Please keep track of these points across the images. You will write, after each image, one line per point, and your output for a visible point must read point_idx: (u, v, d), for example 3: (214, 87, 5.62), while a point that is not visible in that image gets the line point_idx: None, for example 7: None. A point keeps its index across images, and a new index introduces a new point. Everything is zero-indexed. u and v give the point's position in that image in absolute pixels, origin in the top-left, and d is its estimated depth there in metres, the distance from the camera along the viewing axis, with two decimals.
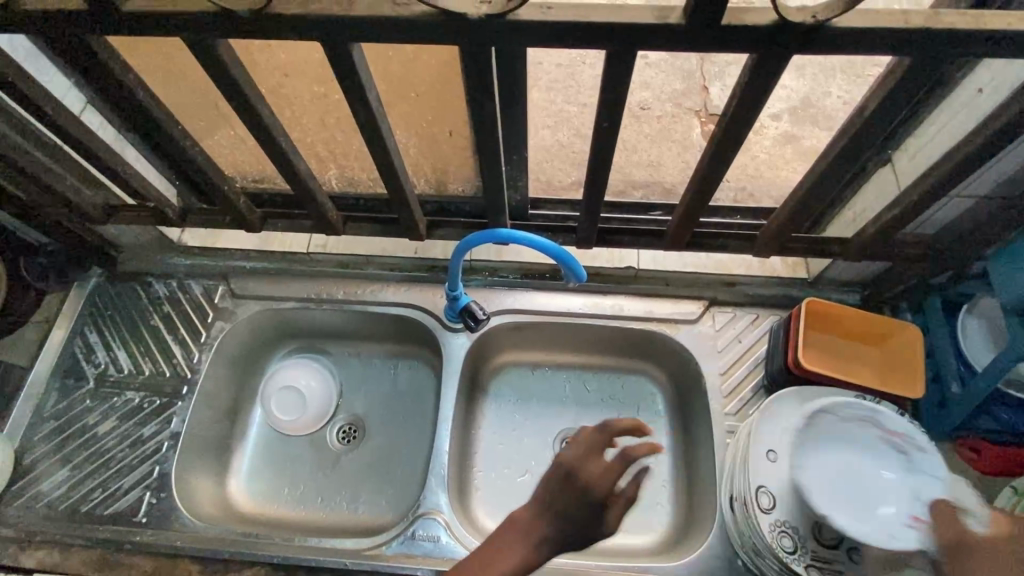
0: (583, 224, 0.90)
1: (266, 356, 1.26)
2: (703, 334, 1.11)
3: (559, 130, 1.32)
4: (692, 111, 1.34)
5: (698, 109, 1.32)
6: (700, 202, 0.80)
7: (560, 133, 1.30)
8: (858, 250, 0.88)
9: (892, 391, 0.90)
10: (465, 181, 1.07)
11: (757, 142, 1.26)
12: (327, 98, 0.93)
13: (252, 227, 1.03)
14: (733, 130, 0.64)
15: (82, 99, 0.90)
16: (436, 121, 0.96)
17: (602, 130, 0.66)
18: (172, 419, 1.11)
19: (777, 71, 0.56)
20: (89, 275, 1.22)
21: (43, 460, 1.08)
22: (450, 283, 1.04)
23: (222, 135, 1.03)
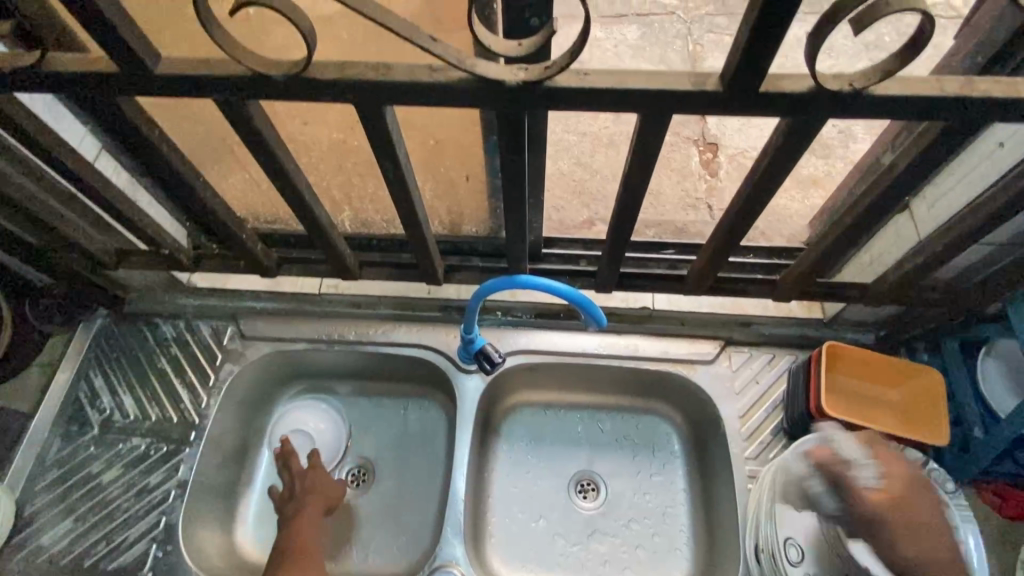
0: (605, 268, 0.92)
1: (273, 397, 1.23)
2: (720, 374, 1.11)
3: (559, 157, 1.28)
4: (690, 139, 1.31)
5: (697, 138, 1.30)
6: (725, 252, 0.80)
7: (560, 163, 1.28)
8: (878, 294, 0.88)
9: (915, 437, 0.90)
10: (480, 223, 1.07)
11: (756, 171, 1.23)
12: (346, 144, 0.96)
13: (268, 271, 1.02)
14: (762, 186, 0.64)
15: (97, 144, 0.88)
16: (455, 166, 0.99)
17: (631, 184, 0.67)
18: (178, 467, 1.08)
19: (809, 134, 0.56)
20: (95, 316, 1.19)
21: (44, 511, 1.05)
22: (466, 326, 1.04)
23: (235, 178, 1.03)
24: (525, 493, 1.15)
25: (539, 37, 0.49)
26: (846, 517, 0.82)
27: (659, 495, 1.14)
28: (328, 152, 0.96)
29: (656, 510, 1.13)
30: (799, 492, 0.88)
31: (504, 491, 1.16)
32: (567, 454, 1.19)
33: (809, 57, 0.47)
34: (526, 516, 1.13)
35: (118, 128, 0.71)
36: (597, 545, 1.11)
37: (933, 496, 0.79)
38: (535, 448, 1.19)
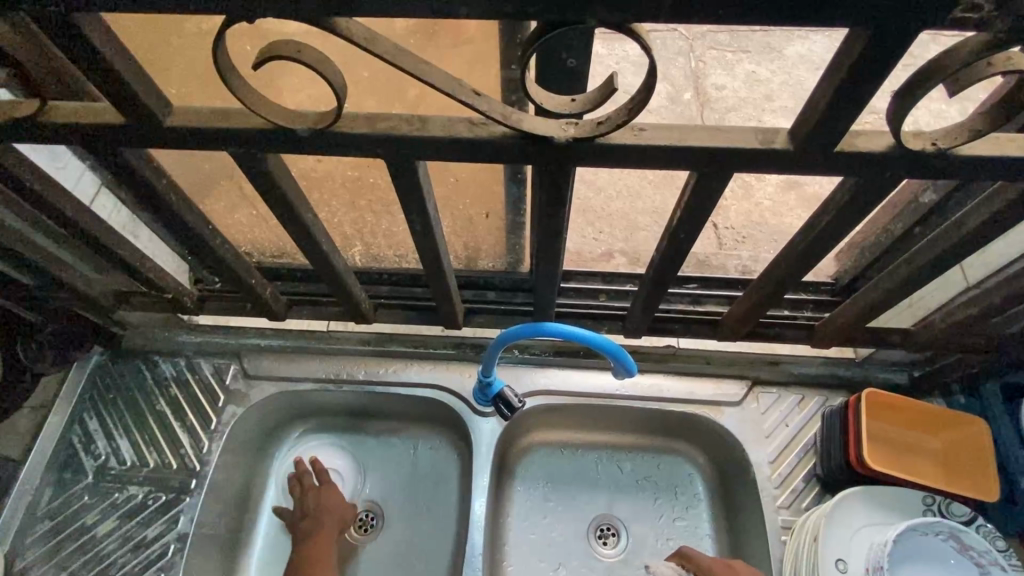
0: (636, 314, 0.88)
1: (277, 438, 1.17)
2: (749, 417, 1.06)
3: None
4: None
5: None
6: (768, 301, 0.76)
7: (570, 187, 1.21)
8: (921, 341, 0.84)
9: (960, 490, 0.85)
10: (498, 257, 1.02)
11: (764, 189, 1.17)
12: (361, 181, 0.95)
13: (278, 315, 0.97)
14: (817, 241, 0.60)
15: (96, 182, 0.83)
16: (474, 205, 0.95)
17: (676, 238, 0.63)
18: (178, 518, 1.02)
19: (879, 191, 0.52)
20: (91, 354, 1.14)
21: (35, 567, 0.99)
22: (484, 368, 0.98)
23: (242, 215, 0.99)
24: (543, 540, 1.10)
25: (593, 91, 0.45)
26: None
27: (684, 542, 1.09)
28: (340, 189, 0.95)
29: None
30: (842, 551, 0.83)
31: (520, 538, 1.10)
32: (585, 496, 1.13)
33: (893, 118, 0.43)
34: (545, 565, 1.07)
35: (122, 174, 0.66)
36: None
37: (936, 542, 0.77)
38: (552, 492, 1.14)
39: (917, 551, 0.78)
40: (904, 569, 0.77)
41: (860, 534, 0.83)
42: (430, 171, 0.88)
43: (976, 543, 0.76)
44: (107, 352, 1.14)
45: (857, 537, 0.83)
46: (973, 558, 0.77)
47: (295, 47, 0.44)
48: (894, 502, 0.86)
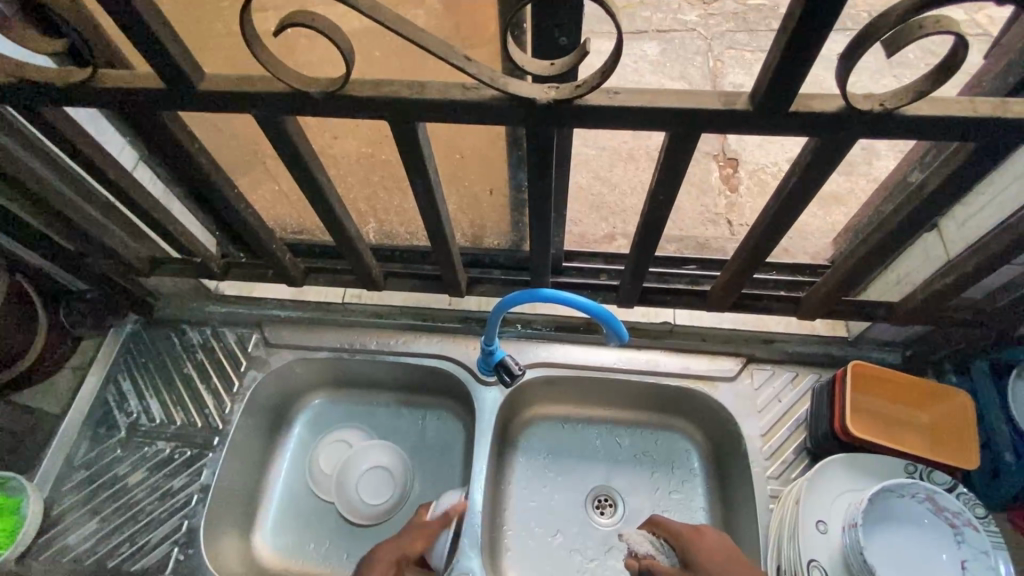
0: (626, 285, 0.94)
1: (295, 405, 1.25)
2: (741, 392, 1.09)
3: (579, 171, 1.29)
4: (709, 155, 1.30)
5: (715, 153, 1.29)
6: (749, 268, 0.80)
7: (580, 176, 1.27)
8: (906, 314, 0.87)
9: (944, 460, 0.88)
10: (502, 235, 1.07)
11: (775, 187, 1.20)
12: (373, 158, 0.98)
13: (295, 282, 1.03)
14: (789, 204, 0.65)
15: (135, 156, 0.92)
16: (478, 181, 1.00)
17: (657, 202, 0.68)
18: (202, 471, 1.10)
19: (839, 152, 0.57)
20: (126, 321, 1.23)
21: (71, 512, 1.07)
22: (486, 337, 1.04)
23: (265, 190, 1.07)
24: (542, 507, 1.15)
25: (570, 56, 0.51)
26: (872, 537, 0.80)
27: (678, 513, 1.12)
28: (355, 167, 0.99)
29: None
30: (823, 513, 0.86)
31: (520, 505, 1.15)
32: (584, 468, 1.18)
33: (840, 79, 0.48)
34: (543, 531, 1.12)
35: (159, 140, 0.74)
36: (615, 562, 1.10)
37: (896, 507, 0.81)
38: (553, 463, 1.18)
39: (892, 511, 0.81)
40: (878, 527, 0.81)
41: (841, 497, 0.87)
42: (430, 135, 0.91)
43: (948, 502, 0.79)
44: (140, 320, 1.23)
45: (839, 500, 0.87)
46: (947, 520, 0.79)
47: (312, 16, 0.50)
48: (877, 469, 0.89)
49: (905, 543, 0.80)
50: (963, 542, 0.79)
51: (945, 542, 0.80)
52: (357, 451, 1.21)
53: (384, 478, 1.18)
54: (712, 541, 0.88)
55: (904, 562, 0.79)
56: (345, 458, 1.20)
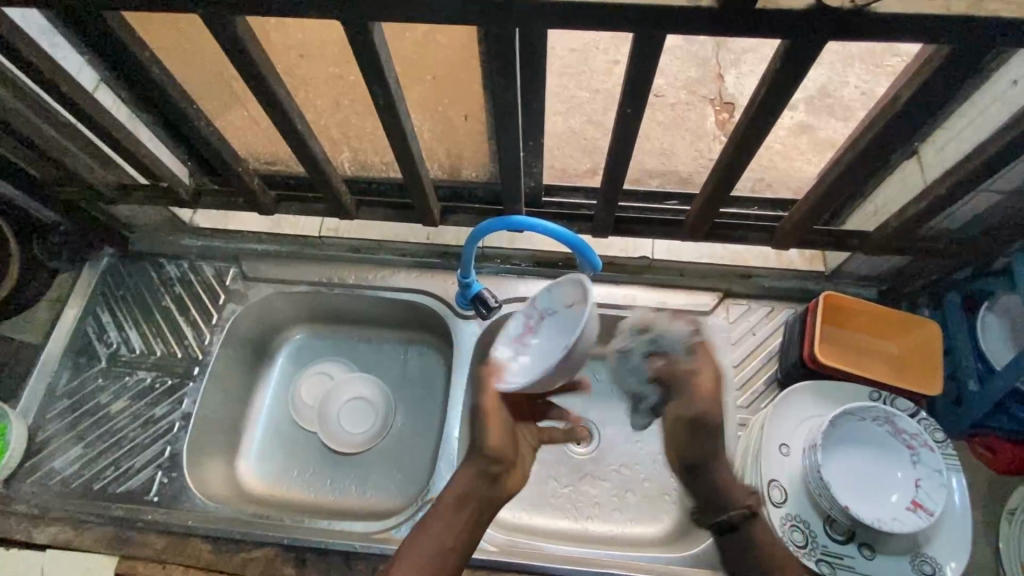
0: (600, 212, 0.94)
1: (276, 340, 1.25)
2: (718, 326, 1.10)
3: (571, 116, 1.21)
4: (706, 99, 1.24)
5: (712, 98, 1.23)
6: (722, 189, 0.80)
7: (574, 120, 1.19)
8: (880, 243, 0.88)
9: (906, 386, 0.90)
10: (480, 167, 1.06)
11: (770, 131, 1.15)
12: (343, 79, 0.92)
13: (265, 210, 1.06)
14: (759, 118, 0.66)
15: (95, 77, 0.87)
16: (453, 105, 0.95)
17: (625, 115, 0.70)
18: (183, 400, 1.11)
19: (806, 58, 0.57)
20: (102, 256, 1.22)
21: (55, 438, 1.09)
22: (462, 270, 1.04)
23: (235, 115, 0.99)
24: None
25: None
26: (828, 456, 0.82)
27: (652, 444, 1.13)
28: (323, 87, 0.93)
29: (648, 456, 1.14)
30: (786, 436, 0.88)
31: None
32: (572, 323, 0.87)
33: None
34: None
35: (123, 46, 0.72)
36: (588, 488, 1.12)
37: (857, 429, 0.84)
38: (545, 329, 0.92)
39: (851, 433, 0.84)
40: (837, 447, 0.83)
41: (805, 423, 0.88)
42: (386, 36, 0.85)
43: (904, 422, 0.81)
44: (116, 254, 1.22)
45: (803, 425, 0.88)
46: (904, 441, 0.82)
47: None
48: (844, 396, 0.90)
49: (860, 462, 0.83)
50: (918, 462, 0.81)
51: (900, 462, 0.82)
52: (338, 384, 1.23)
53: (365, 410, 1.20)
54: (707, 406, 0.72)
55: (859, 480, 0.82)
56: (326, 390, 1.22)
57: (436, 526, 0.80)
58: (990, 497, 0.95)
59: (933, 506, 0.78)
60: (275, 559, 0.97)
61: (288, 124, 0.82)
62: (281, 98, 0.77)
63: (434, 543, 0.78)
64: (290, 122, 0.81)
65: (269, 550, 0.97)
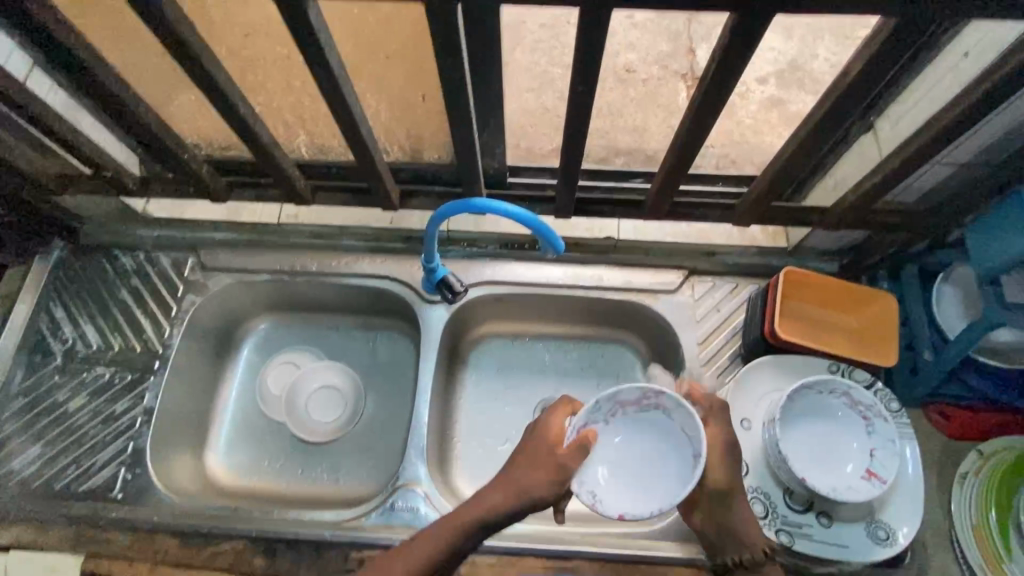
0: (562, 195, 0.94)
1: (241, 331, 1.23)
2: (683, 303, 1.10)
3: (544, 92, 1.19)
4: (677, 75, 1.22)
5: (683, 73, 1.21)
6: (679, 166, 0.80)
7: (545, 96, 1.17)
8: (838, 218, 0.89)
9: (864, 358, 0.91)
10: (442, 147, 1.02)
11: (740, 107, 1.14)
12: (292, 59, 0.91)
13: (219, 197, 1.02)
14: (714, 95, 0.65)
15: (27, 63, 0.84)
16: (409, 85, 0.94)
17: (579, 94, 0.68)
18: (144, 395, 1.08)
19: (753, 33, 0.57)
20: (52, 248, 1.17)
21: (13, 437, 1.06)
22: (427, 254, 1.02)
23: (183, 99, 0.96)
24: (491, 419, 1.17)
25: None
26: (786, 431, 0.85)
27: None
28: (273, 70, 0.91)
29: None
30: (747, 411, 0.89)
31: (471, 417, 1.17)
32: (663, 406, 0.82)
33: None
34: (492, 441, 1.15)
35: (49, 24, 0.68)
36: None
37: (816, 401, 0.85)
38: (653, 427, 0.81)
39: (811, 406, 0.85)
40: (796, 421, 0.85)
41: (767, 399, 0.90)
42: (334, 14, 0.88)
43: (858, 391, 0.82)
44: (67, 246, 1.18)
45: (763, 400, 0.90)
46: (860, 413, 0.83)
47: None
48: (800, 369, 0.92)
49: (820, 435, 0.84)
50: (873, 433, 0.83)
51: (855, 434, 0.83)
52: (306, 372, 1.21)
53: (334, 398, 1.19)
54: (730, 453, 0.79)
55: (816, 451, 0.84)
56: (294, 378, 1.21)
57: (418, 550, 0.73)
58: (945, 461, 0.98)
59: (885, 475, 0.80)
60: (243, 552, 0.96)
61: (232, 110, 0.78)
62: (221, 81, 0.74)
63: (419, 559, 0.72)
64: (234, 107, 0.78)
65: (237, 543, 0.96)
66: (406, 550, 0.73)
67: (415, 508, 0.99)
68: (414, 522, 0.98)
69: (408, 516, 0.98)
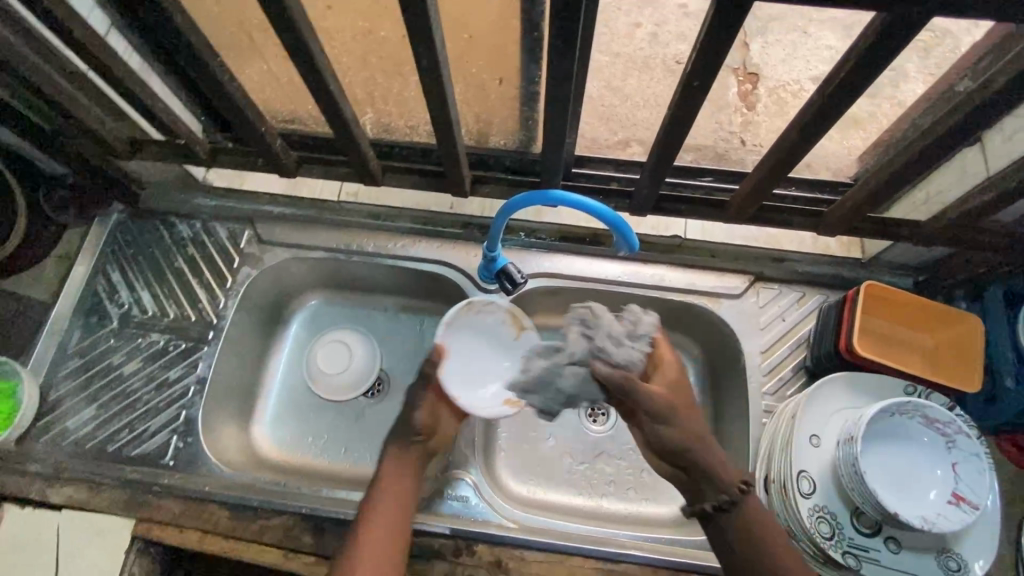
0: (644, 189, 0.92)
1: (291, 305, 1.22)
2: (746, 310, 1.07)
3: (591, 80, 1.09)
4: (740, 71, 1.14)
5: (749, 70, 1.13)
6: (782, 170, 0.77)
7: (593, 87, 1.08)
8: (930, 233, 0.85)
9: (942, 382, 0.88)
10: (509, 134, 1.01)
11: None
12: (373, 35, 0.87)
13: (287, 172, 1.02)
14: (836, 100, 0.63)
15: (106, 20, 0.81)
16: (486, 68, 0.89)
17: (691, 89, 0.67)
18: (197, 364, 1.08)
19: (906, 32, 0.54)
20: (111, 212, 1.18)
21: (68, 397, 1.07)
22: (489, 243, 1.00)
23: (253, 70, 0.93)
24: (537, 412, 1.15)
25: None
26: (880, 455, 0.80)
27: None
28: (352, 44, 0.87)
29: None
30: (816, 428, 0.86)
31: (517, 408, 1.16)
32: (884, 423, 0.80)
33: None
34: (537, 435, 1.14)
35: None
36: (604, 466, 1.12)
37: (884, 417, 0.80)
38: (874, 431, 0.80)
39: (914, 443, 0.80)
40: (874, 446, 0.80)
41: (837, 416, 0.86)
42: None
43: (977, 456, 0.77)
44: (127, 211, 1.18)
45: (834, 417, 0.87)
46: (938, 430, 0.79)
47: None
48: (879, 390, 0.88)
49: (923, 472, 0.79)
50: (953, 448, 0.79)
51: (948, 476, 0.78)
52: (463, 318, 0.94)
53: (380, 379, 1.18)
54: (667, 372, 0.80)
55: (892, 461, 0.80)
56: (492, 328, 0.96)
57: (381, 508, 0.81)
58: (1016, 493, 0.94)
59: (967, 501, 0.76)
60: (292, 529, 0.96)
61: (318, 82, 0.76)
62: (315, 56, 0.72)
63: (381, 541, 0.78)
64: (322, 81, 0.76)
65: (287, 520, 0.96)
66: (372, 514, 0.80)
67: (465, 498, 0.98)
68: (464, 512, 0.97)
69: (458, 506, 0.98)
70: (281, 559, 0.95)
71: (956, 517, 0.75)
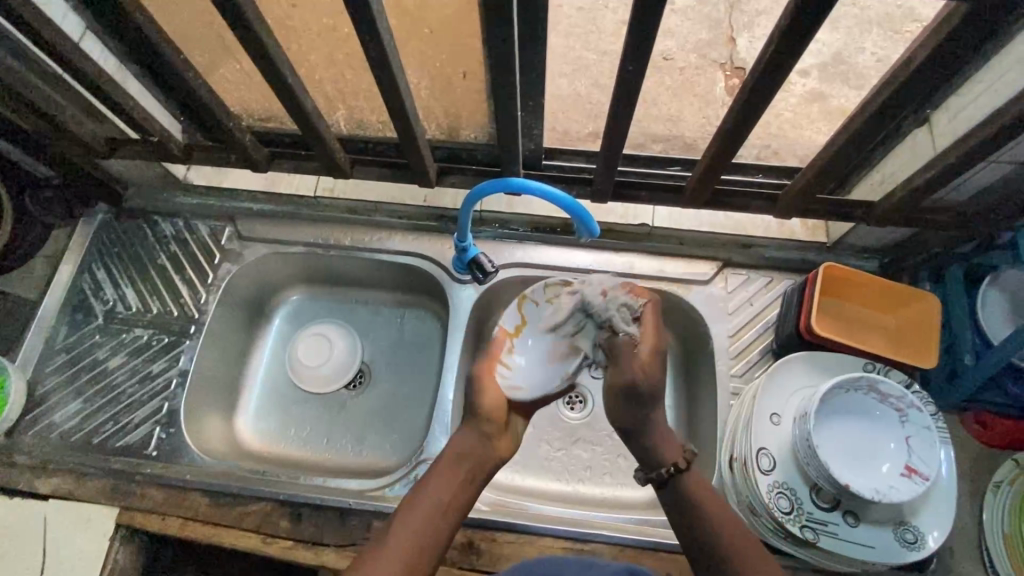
0: (601, 177, 0.94)
1: (273, 300, 1.25)
2: (715, 295, 1.08)
3: (577, 79, 1.12)
4: (715, 64, 1.13)
5: (722, 61, 1.12)
6: (729, 150, 0.80)
7: (579, 83, 1.10)
8: (883, 213, 0.87)
9: (901, 359, 0.90)
10: (478, 128, 1.03)
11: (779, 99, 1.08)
12: (336, 31, 0.87)
13: (260, 168, 1.06)
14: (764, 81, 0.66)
15: (81, 25, 0.85)
16: (449, 62, 0.91)
17: (627, 73, 0.71)
18: (179, 357, 1.11)
19: (818, 8, 0.57)
20: (96, 212, 1.21)
21: (55, 391, 1.10)
22: (459, 233, 1.02)
23: (226, 69, 0.95)
24: None
25: None
26: (836, 430, 0.83)
27: None
28: (317, 41, 0.89)
29: None
30: (778, 406, 0.88)
31: None
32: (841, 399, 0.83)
33: None
34: None
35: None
36: (580, 451, 1.14)
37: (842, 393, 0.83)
38: (831, 407, 0.83)
39: (870, 419, 0.83)
40: (830, 421, 0.83)
41: (797, 395, 0.88)
42: None
43: (928, 429, 0.80)
44: (111, 211, 1.21)
45: (795, 396, 0.89)
46: (892, 405, 0.82)
47: None
48: (837, 368, 0.90)
49: (879, 446, 0.81)
50: (906, 422, 0.81)
51: (901, 450, 0.81)
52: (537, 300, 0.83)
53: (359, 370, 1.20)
54: (646, 348, 0.78)
55: (848, 436, 0.83)
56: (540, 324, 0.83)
57: (429, 503, 0.75)
58: (979, 469, 0.96)
59: (920, 473, 0.78)
60: (271, 513, 0.99)
61: (277, 76, 0.79)
62: (271, 51, 0.75)
63: (418, 527, 0.72)
64: (281, 75, 0.79)
65: (265, 505, 0.99)
66: (417, 504, 0.74)
67: None
68: None
69: None
70: (259, 543, 0.98)
71: (908, 488, 0.77)
